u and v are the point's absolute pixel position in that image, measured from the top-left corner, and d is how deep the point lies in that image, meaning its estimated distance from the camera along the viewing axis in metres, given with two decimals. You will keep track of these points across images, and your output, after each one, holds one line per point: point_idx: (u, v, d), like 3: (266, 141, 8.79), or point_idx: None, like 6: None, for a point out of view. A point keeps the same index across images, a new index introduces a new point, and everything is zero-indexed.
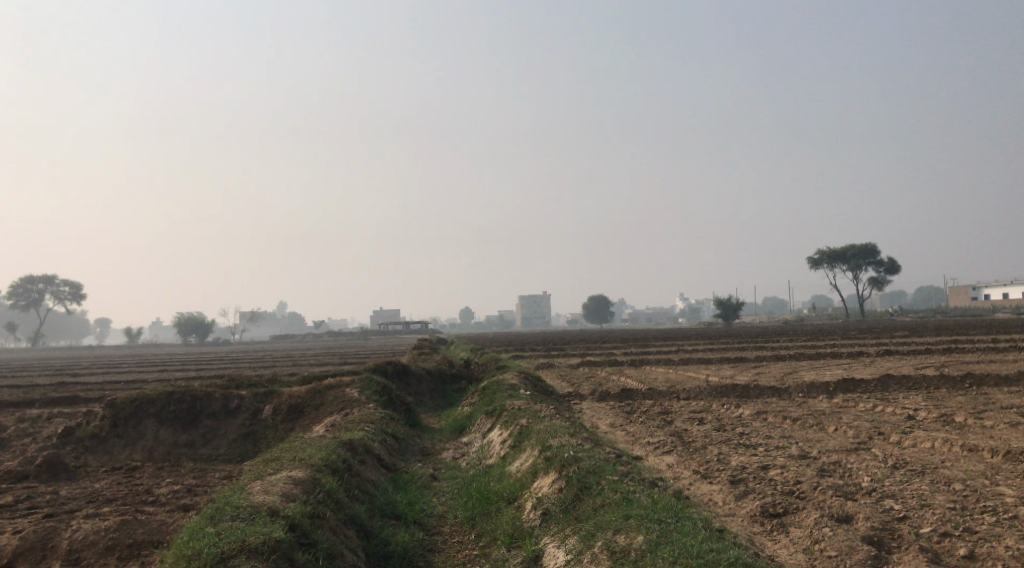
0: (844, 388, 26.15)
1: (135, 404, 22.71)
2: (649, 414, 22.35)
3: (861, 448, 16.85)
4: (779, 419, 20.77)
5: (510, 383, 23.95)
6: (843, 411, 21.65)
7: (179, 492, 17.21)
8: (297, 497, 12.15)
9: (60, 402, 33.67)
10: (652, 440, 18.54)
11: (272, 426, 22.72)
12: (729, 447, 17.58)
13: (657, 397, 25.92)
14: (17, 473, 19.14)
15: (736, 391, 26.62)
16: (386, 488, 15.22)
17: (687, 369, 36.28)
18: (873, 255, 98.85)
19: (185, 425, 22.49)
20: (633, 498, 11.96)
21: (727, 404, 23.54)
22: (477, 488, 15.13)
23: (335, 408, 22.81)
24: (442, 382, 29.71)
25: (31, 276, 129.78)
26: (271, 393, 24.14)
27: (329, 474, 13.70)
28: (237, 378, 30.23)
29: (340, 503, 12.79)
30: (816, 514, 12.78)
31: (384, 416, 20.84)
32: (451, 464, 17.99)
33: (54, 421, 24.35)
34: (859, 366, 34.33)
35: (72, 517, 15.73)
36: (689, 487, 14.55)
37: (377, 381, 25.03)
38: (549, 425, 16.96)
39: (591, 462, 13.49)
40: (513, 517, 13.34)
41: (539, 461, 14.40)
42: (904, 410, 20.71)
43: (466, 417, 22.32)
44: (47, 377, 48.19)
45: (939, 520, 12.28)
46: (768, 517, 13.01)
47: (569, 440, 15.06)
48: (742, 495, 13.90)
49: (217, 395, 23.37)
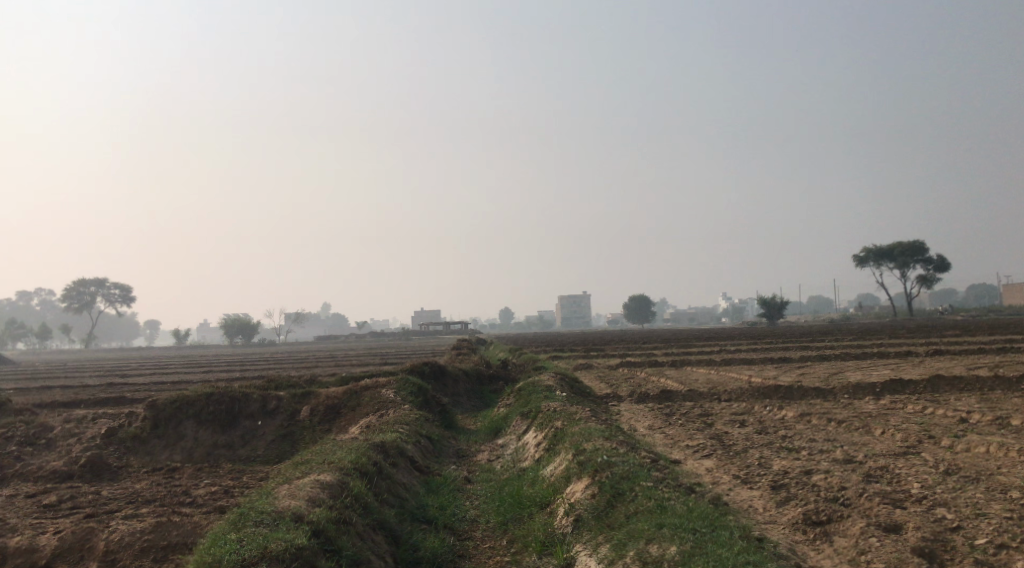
0: (892, 390, 25.38)
1: (176, 405, 22.74)
2: (689, 417, 21.83)
3: (910, 452, 16.24)
4: (823, 421, 20.16)
5: (547, 384, 23.61)
6: (891, 413, 20.94)
7: (216, 494, 17.09)
8: (323, 502, 11.94)
9: (106, 403, 33.96)
10: (691, 443, 18.09)
11: (309, 428, 22.60)
12: (771, 450, 17.07)
13: (697, 399, 25.36)
14: (60, 474, 19.21)
15: (780, 393, 25.97)
16: (417, 492, 14.95)
17: (729, 369, 35.58)
18: (922, 253, 96.65)
19: (224, 426, 22.46)
20: (668, 506, 11.56)
21: (769, 406, 22.93)
22: (510, 492, 14.78)
23: (371, 409, 22.64)
24: (479, 383, 29.43)
25: (84, 279, 132.39)
26: (308, 394, 24.04)
27: (358, 477, 13.46)
28: (276, 379, 30.26)
29: (368, 507, 12.56)
30: (862, 522, 12.25)
31: (419, 417, 20.60)
32: (486, 467, 17.67)
33: (98, 422, 24.50)
34: (907, 366, 33.37)
35: (110, 518, 15.69)
36: (728, 492, 14.11)
37: (413, 381, 24.79)
38: (585, 427, 16.58)
39: (625, 467, 13.08)
40: (544, 523, 12.99)
41: (572, 465, 14.04)
42: (955, 413, 19.99)
43: (501, 419, 22.01)
44: (96, 378, 48.87)
45: (996, 531, 11.68)
46: (812, 525, 12.51)
47: (604, 444, 14.65)
48: (784, 501, 13.41)
49: (255, 396, 23.32)
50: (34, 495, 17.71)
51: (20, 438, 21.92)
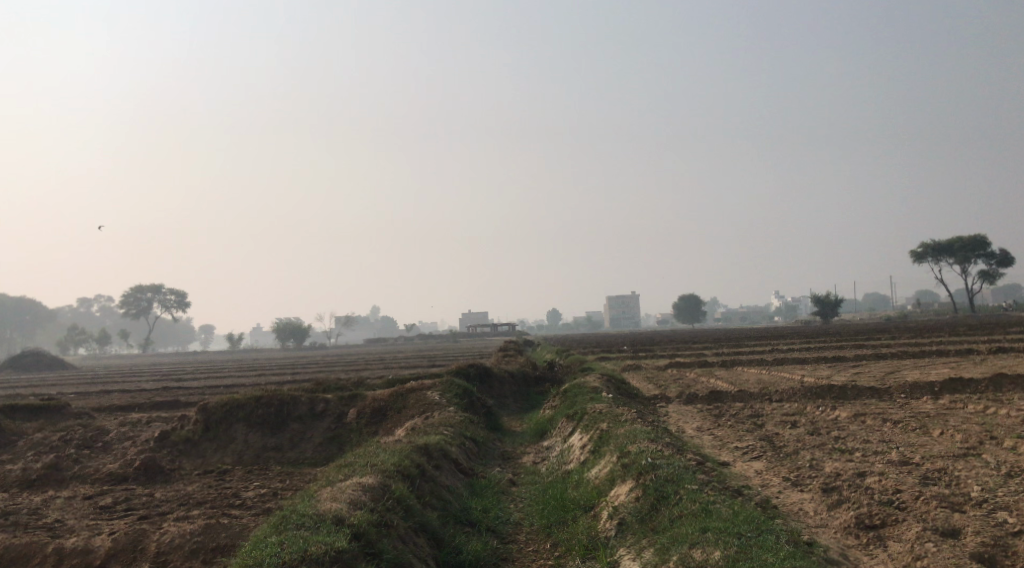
0: (950, 389, 24.67)
1: (226, 408, 22.94)
2: (739, 418, 21.43)
3: (970, 454, 15.71)
4: (878, 422, 19.63)
5: (593, 386, 23.38)
6: (950, 413, 20.32)
7: (265, 496, 17.17)
8: (364, 504, 11.91)
9: (160, 407, 34.47)
10: (741, 445, 17.74)
11: (356, 430, 22.64)
12: (823, 452, 16.65)
13: (748, 400, 24.91)
14: (116, 476, 19.49)
15: (832, 393, 25.40)
16: (462, 494, 14.85)
17: (780, 369, 34.95)
18: (983, 247, 94.07)
19: (273, 428, 22.59)
20: (713, 509, 11.30)
21: (822, 406, 22.42)
22: (554, 495, 14.61)
23: (416, 411, 22.63)
24: (525, 385, 29.29)
25: (141, 286, 134.99)
26: (355, 397, 24.10)
27: (400, 480, 13.39)
28: (324, 382, 30.44)
29: (410, 510, 12.49)
30: (917, 526, 11.86)
31: (464, 419, 20.53)
32: (531, 469, 17.51)
33: (152, 425, 24.82)
34: (966, 365, 32.45)
35: (163, 520, 15.84)
36: (778, 495, 13.78)
37: (458, 384, 24.71)
38: (631, 429, 16.33)
39: (671, 469, 12.83)
40: (588, 526, 12.80)
41: (617, 467, 13.82)
42: (1017, 413, 19.34)
43: (547, 421, 21.84)
44: (152, 383, 49.67)
45: None
46: (865, 530, 12.14)
47: (650, 446, 14.40)
48: (836, 504, 13.05)
49: (303, 399, 23.44)
50: (91, 497, 17.98)
51: (77, 441, 22.29)
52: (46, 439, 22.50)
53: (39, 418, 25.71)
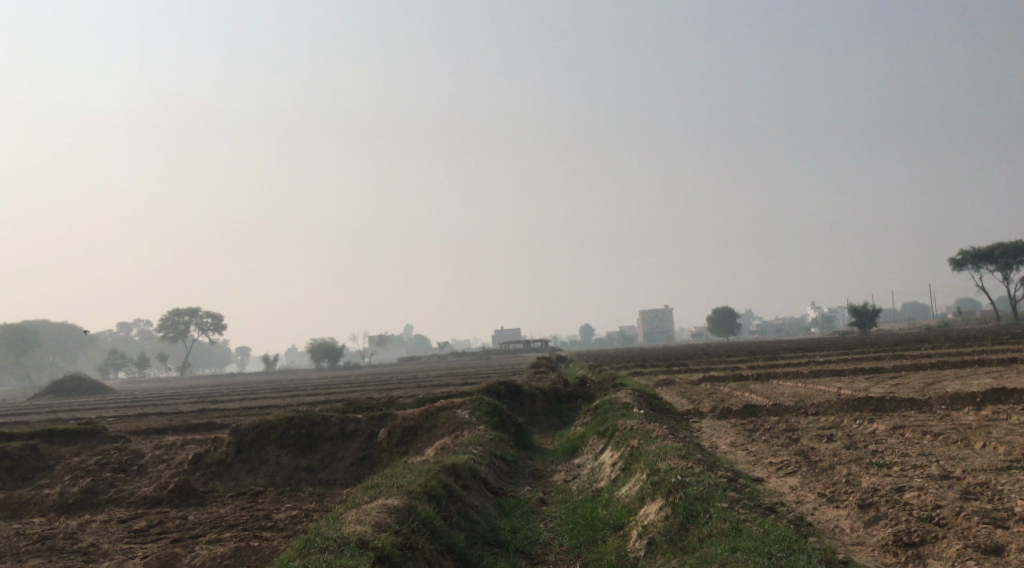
0: (992, 400, 24.09)
1: (258, 429, 22.94)
2: (774, 432, 21.05)
3: (1013, 467, 15.27)
4: (918, 434, 19.18)
5: (624, 402, 23.10)
6: (992, 424, 19.80)
7: (297, 517, 17.08)
8: (389, 526, 11.85)
9: (195, 429, 34.59)
10: (775, 460, 17.39)
11: (387, 450, 22.52)
12: (860, 467, 16.24)
13: (783, 414, 24.47)
14: (150, 499, 19.53)
15: (870, 405, 24.90)
16: (490, 514, 14.67)
17: (816, 381, 34.38)
18: None
19: (304, 449, 22.52)
20: (743, 528, 11.05)
21: (859, 419, 21.96)
22: (584, 514, 14.38)
23: (446, 430, 22.51)
24: (557, 402, 29.05)
25: (178, 309, 136.45)
26: (386, 416, 23.99)
27: (427, 501, 13.24)
28: (356, 402, 30.38)
29: (437, 532, 12.37)
30: (958, 544, 11.52)
31: (495, 437, 20.37)
32: (562, 488, 17.27)
33: (187, 448, 24.85)
34: (1009, 374, 31.76)
35: (195, 543, 15.81)
36: (813, 512, 13.48)
37: (488, 401, 24.55)
38: (661, 445, 16.06)
39: (700, 487, 12.58)
40: (618, 546, 12.58)
41: (645, 486, 13.59)
42: None
43: (578, 438, 21.62)
44: (188, 405, 49.91)
45: None
46: (903, 547, 11.82)
47: (680, 462, 14.15)
48: (873, 521, 12.71)
49: (334, 419, 23.40)
50: (125, 521, 18.03)
51: (113, 465, 22.38)
52: (83, 462, 22.65)
53: (77, 442, 25.89)
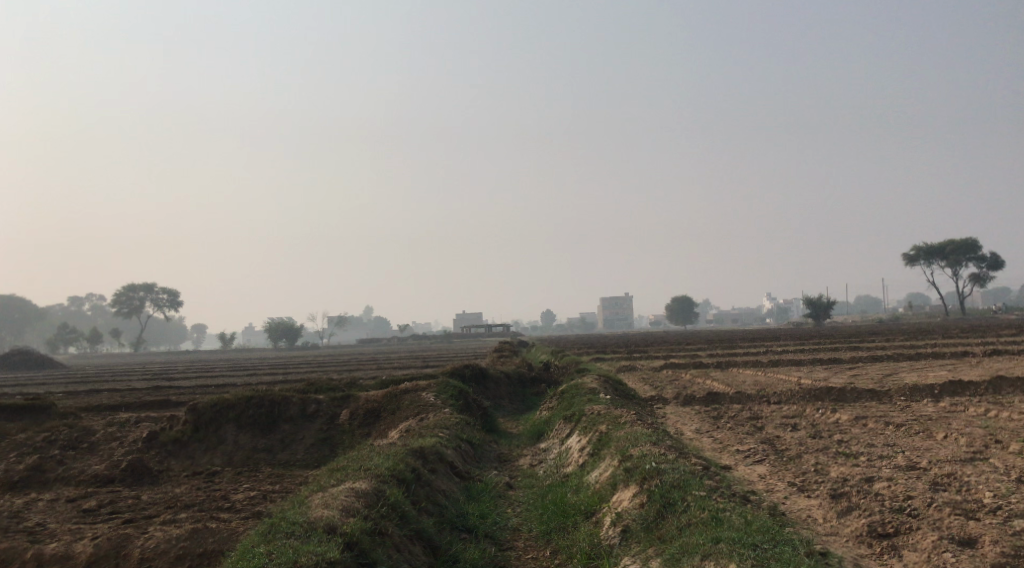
0: (949, 391, 24.40)
1: (216, 408, 22.37)
2: (738, 420, 21.06)
3: (977, 459, 15.39)
4: (880, 425, 19.29)
5: (591, 387, 22.93)
6: (951, 415, 20.06)
7: (255, 498, 16.59)
8: (357, 511, 11.57)
9: (149, 407, 33.75)
10: (742, 448, 17.37)
11: (348, 432, 22.10)
12: (827, 456, 16.23)
13: (746, 402, 24.53)
14: (102, 478, 18.95)
15: (832, 395, 25.07)
16: (458, 499, 14.39)
17: (776, 371, 34.66)
18: (973, 251, 94.20)
19: (264, 429, 22.00)
20: (724, 518, 10.98)
21: (822, 408, 22.07)
22: (553, 500, 14.18)
23: (411, 413, 22.14)
24: (521, 386, 28.86)
25: (132, 284, 133.63)
26: (347, 397, 23.53)
27: (395, 485, 12.95)
28: (317, 382, 29.85)
29: (405, 517, 12.10)
30: (932, 535, 11.59)
31: (460, 421, 20.08)
32: (529, 473, 17.05)
33: (141, 425, 24.19)
34: (965, 367, 32.25)
35: (148, 524, 15.33)
36: (785, 500, 13.49)
37: (454, 385, 24.20)
38: (632, 431, 15.93)
39: (676, 474, 12.48)
40: (590, 532, 12.45)
41: (618, 472, 13.42)
42: (1019, 416, 19.13)
43: (544, 422, 21.41)
44: (142, 382, 48.90)
45: None
46: (877, 538, 11.87)
47: (652, 449, 13.99)
48: (845, 511, 12.73)
49: (295, 399, 22.89)
50: (75, 500, 17.45)
51: (63, 442, 21.69)
52: (31, 439, 21.92)
53: (25, 419, 25.09)
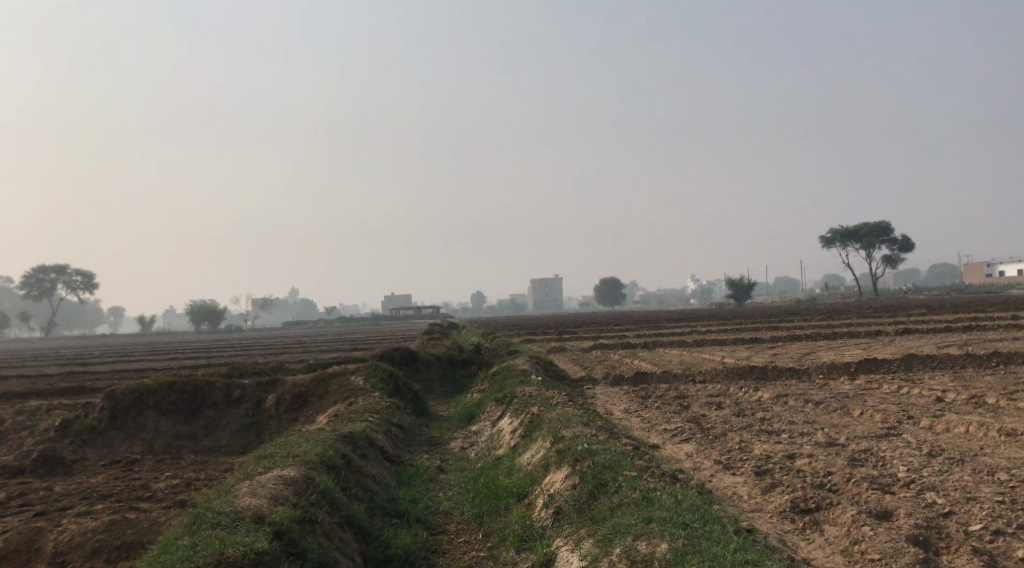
0: (865, 369, 25.17)
1: (135, 394, 21.74)
2: (666, 399, 21.34)
3: (892, 434, 15.89)
4: (801, 402, 19.77)
5: (521, 368, 22.97)
6: (868, 392, 20.69)
7: (177, 487, 16.17)
8: (285, 499, 11.37)
9: (63, 394, 32.65)
10: (669, 427, 17.59)
11: (275, 417, 21.71)
12: (751, 434, 16.56)
13: (673, 381, 24.91)
14: (12, 469, 18.24)
15: (754, 373, 25.63)
16: (389, 484, 14.25)
17: (700, 350, 35.28)
18: (886, 233, 97.32)
19: (187, 416, 21.47)
20: (654, 498, 11.10)
21: (745, 387, 22.53)
22: (485, 483, 14.15)
23: (339, 397, 21.85)
24: (451, 368, 28.77)
25: (44, 266, 129.03)
26: (273, 381, 23.08)
27: (325, 471, 12.76)
28: (241, 366, 29.25)
29: (336, 504, 11.93)
30: (852, 510, 11.91)
31: (390, 404, 19.90)
32: (459, 456, 17.00)
33: (55, 413, 23.37)
34: (879, 346, 33.33)
35: (63, 516, 14.81)
36: (711, 478, 13.71)
37: (383, 368, 23.97)
38: (562, 413, 15.98)
39: (607, 456, 12.57)
40: (522, 515, 12.46)
41: (550, 454, 13.46)
42: (931, 392, 19.82)
43: (475, 405, 21.37)
44: (56, 368, 47.29)
45: (988, 517, 11.47)
46: (800, 514, 12.16)
47: (583, 430, 14.06)
48: (769, 488, 13.00)
49: (218, 385, 22.36)
50: None
51: None
52: None
53: None
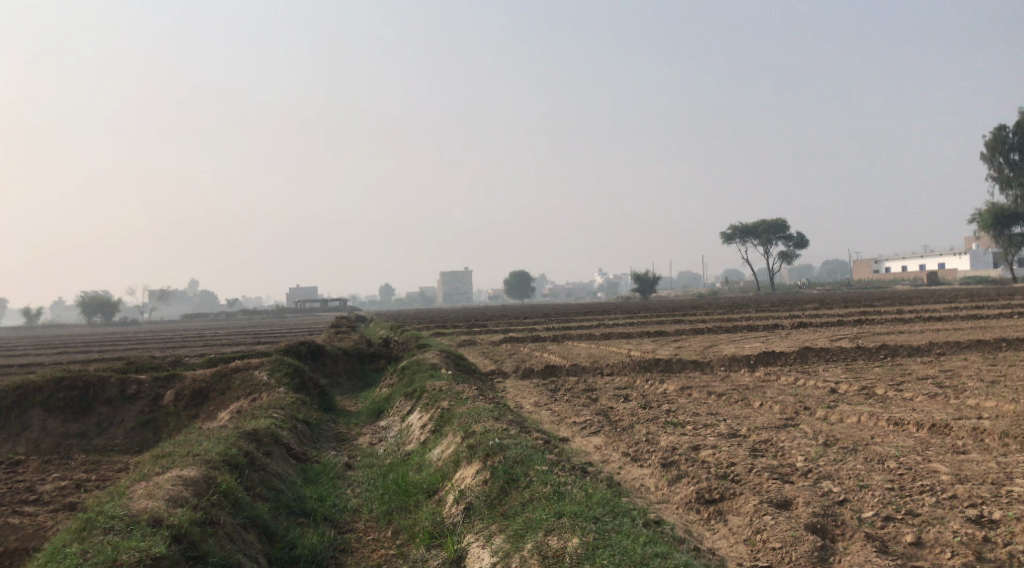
0: (765, 361, 25.84)
1: (20, 391, 20.70)
2: (574, 392, 21.44)
3: (790, 424, 16.31)
4: (704, 394, 20.15)
5: (430, 362, 22.74)
6: (767, 384, 21.24)
7: (66, 490, 15.40)
8: (185, 501, 10.93)
9: None
10: (578, 420, 17.67)
11: (173, 414, 20.93)
12: (657, 426, 16.75)
13: (582, 374, 25.07)
14: None
15: (659, 366, 26.01)
16: (294, 482, 13.87)
17: (607, 343, 35.68)
18: (782, 230, 100.48)
19: (77, 413, 20.47)
20: (565, 492, 11.08)
21: (651, 379, 22.84)
22: (394, 479, 13.91)
23: (243, 393, 21.19)
24: (359, 362, 28.33)
25: None
26: (171, 376, 22.25)
27: (227, 471, 12.32)
28: (137, 361, 28.13)
29: (238, 504, 11.54)
30: (754, 499, 12.11)
31: (295, 400, 19.41)
32: (368, 452, 16.70)
33: None
34: (777, 339, 34.32)
35: None
36: (619, 471, 13.80)
37: (288, 363, 23.38)
38: (473, 407, 15.83)
39: (518, 450, 12.50)
40: (432, 511, 12.28)
41: (460, 449, 13.31)
42: (825, 383, 20.46)
43: (383, 399, 21.05)
44: None
45: (881, 503, 11.84)
46: (705, 504, 12.32)
47: (493, 425, 13.95)
48: (676, 479, 13.15)
49: (113, 380, 21.37)
50: None
51: None
52: None
53: None
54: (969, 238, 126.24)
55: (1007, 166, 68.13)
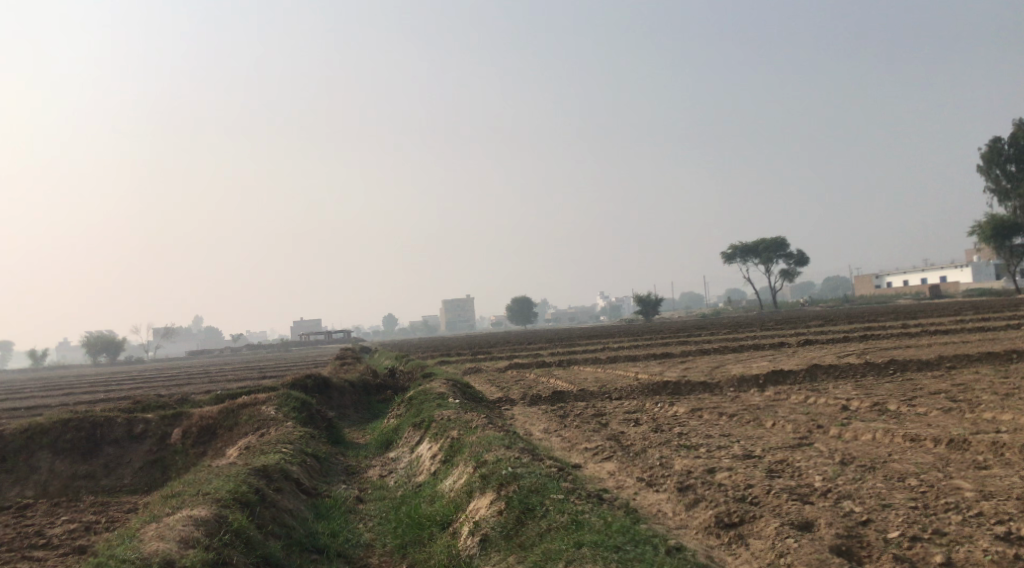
0: (773, 380, 25.63)
1: (27, 434, 20.51)
2: (584, 417, 21.22)
3: (805, 443, 16.10)
4: (715, 416, 19.94)
5: (438, 391, 22.53)
6: (778, 403, 21.03)
7: (76, 532, 15.19)
8: (197, 542, 10.74)
9: None
10: (590, 445, 17.45)
11: (181, 452, 20.71)
12: (671, 450, 16.52)
13: (590, 398, 24.86)
14: None
15: (668, 389, 25.78)
16: (306, 518, 13.66)
17: (614, 367, 35.44)
18: (783, 248, 100.52)
19: (84, 454, 20.26)
20: (583, 521, 10.86)
21: (661, 402, 22.64)
22: (407, 512, 13.70)
23: (250, 429, 20.98)
24: (366, 393, 28.13)
25: None
26: (178, 413, 22.03)
27: (238, 509, 12.13)
28: (143, 399, 27.95)
29: (250, 543, 11.35)
30: (775, 522, 11.89)
31: (303, 434, 19.20)
32: (378, 484, 16.49)
33: None
34: (783, 357, 34.13)
35: None
36: (635, 497, 13.59)
37: (295, 396, 23.17)
38: (482, 435, 15.63)
39: (533, 479, 12.30)
40: (448, 544, 12.06)
41: (473, 479, 13.10)
42: (837, 401, 20.22)
43: (392, 430, 20.83)
44: None
45: (905, 522, 11.62)
46: (725, 528, 12.11)
47: (506, 453, 13.77)
48: (693, 504, 12.94)
49: (120, 420, 21.17)
50: None
51: None
52: None
53: None
54: (970, 250, 126.23)
55: (1004, 178, 68.11)
